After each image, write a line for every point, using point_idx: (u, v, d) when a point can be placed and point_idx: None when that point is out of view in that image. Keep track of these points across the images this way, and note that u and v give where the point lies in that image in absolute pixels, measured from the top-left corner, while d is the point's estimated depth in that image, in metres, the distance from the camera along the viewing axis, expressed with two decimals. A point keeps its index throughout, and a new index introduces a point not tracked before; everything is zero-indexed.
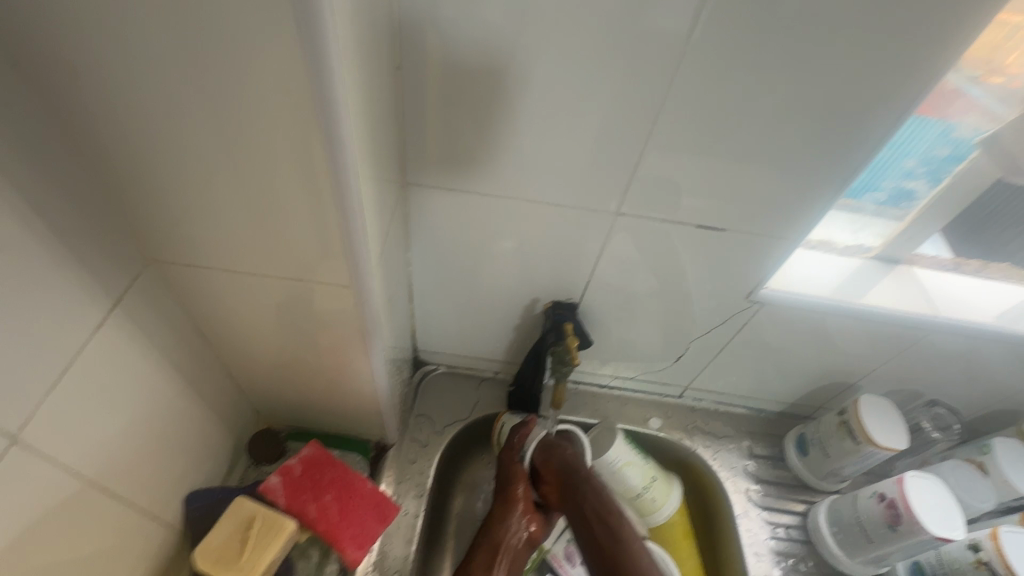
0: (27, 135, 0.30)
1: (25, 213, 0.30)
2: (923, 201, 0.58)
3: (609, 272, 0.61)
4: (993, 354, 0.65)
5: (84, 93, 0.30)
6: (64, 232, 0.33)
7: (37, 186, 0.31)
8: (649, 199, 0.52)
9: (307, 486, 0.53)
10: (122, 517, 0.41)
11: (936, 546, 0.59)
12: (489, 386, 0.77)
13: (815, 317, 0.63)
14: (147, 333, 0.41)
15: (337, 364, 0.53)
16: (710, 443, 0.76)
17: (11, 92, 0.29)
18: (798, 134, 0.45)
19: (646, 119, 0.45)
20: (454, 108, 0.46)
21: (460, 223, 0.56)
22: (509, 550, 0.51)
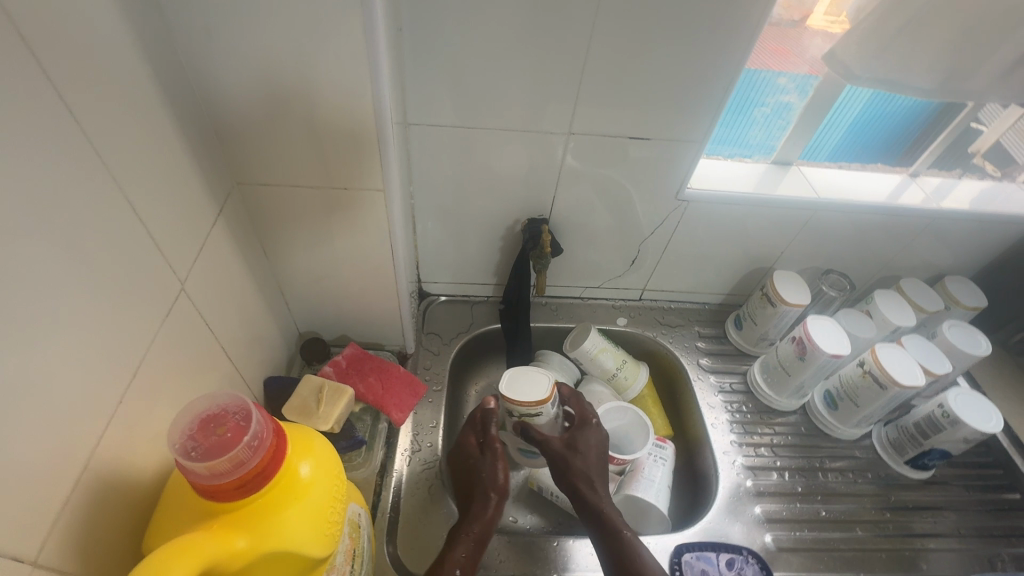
0: (170, 76, 0.43)
1: (176, 136, 0.43)
2: (799, 110, 0.77)
3: (571, 192, 0.76)
4: (868, 225, 0.85)
5: (203, 48, 0.43)
6: (194, 154, 0.46)
7: (178, 118, 0.44)
8: (598, 122, 0.66)
9: (353, 373, 0.68)
10: (232, 379, 0.55)
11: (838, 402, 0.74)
12: (482, 306, 0.94)
13: (735, 210, 0.81)
14: (235, 240, 0.55)
15: (368, 275, 0.68)
16: (667, 332, 0.94)
17: (163, 45, 0.42)
18: (703, 56, 0.60)
19: (593, 54, 0.59)
20: (443, 59, 0.60)
21: (451, 158, 0.71)
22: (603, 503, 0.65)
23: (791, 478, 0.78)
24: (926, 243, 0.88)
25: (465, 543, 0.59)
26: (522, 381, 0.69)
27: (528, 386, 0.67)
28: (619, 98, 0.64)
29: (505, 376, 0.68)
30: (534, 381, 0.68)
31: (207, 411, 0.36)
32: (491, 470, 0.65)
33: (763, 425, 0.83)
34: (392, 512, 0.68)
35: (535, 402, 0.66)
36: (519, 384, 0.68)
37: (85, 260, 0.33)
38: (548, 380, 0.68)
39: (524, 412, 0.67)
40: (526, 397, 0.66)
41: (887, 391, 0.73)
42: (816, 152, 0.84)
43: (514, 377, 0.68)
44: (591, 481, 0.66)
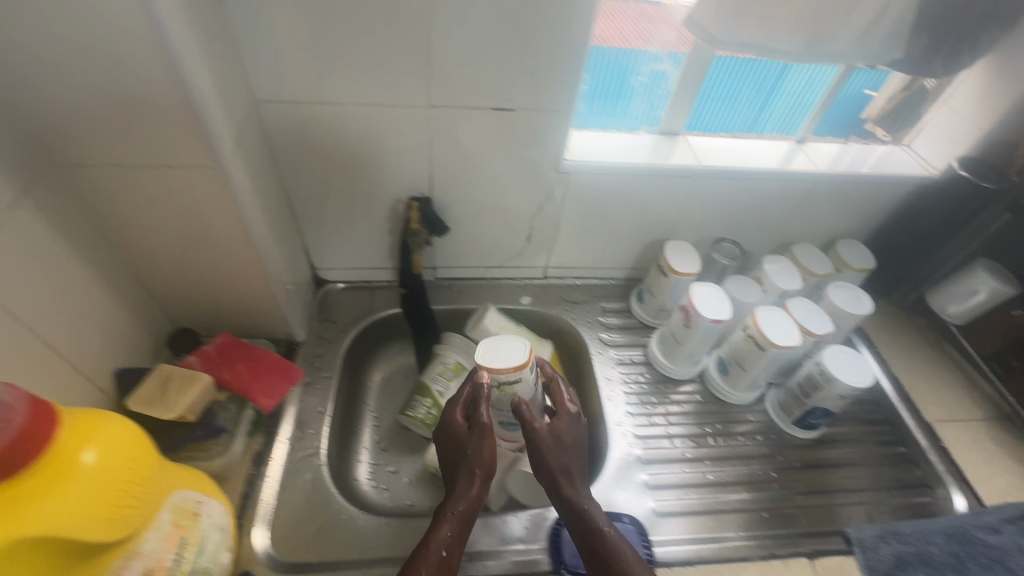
0: None
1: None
2: (676, 79, 0.77)
3: (448, 170, 0.75)
4: (756, 192, 0.86)
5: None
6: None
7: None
8: (456, 94, 0.65)
9: (220, 361, 0.66)
10: (60, 371, 0.53)
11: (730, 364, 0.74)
12: (383, 292, 0.92)
13: (620, 181, 0.80)
14: (54, 225, 0.52)
15: (231, 259, 0.65)
16: (571, 309, 0.94)
17: None
18: (548, 20, 0.59)
19: (436, 23, 0.58)
20: (280, 31, 0.57)
21: (314, 138, 0.68)
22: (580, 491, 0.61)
23: (682, 444, 0.79)
24: (817, 209, 0.90)
25: (449, 523, 0.58)
26: (498, 351, 0.67)
27: (504, 353, 0.66)
28: (471, 68, 0.62)
29: (481, 347, 0.67)
30: (509, 349, 0.67)
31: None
32: (477, 449, 0.62)
33: (659, 395, 0.84)
34: (267, 500, 0.66)
35: (513, 368, 0.64)
36: (496, 351, 0.66)
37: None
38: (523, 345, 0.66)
39: (506, 380, 0.65)
40: (502, 363, 0.64)
41: (766, 353, 0.74)
42: (702, 122, 0.85)
43: (487, 348, 0.67)
44: (569, 470, 0.62)
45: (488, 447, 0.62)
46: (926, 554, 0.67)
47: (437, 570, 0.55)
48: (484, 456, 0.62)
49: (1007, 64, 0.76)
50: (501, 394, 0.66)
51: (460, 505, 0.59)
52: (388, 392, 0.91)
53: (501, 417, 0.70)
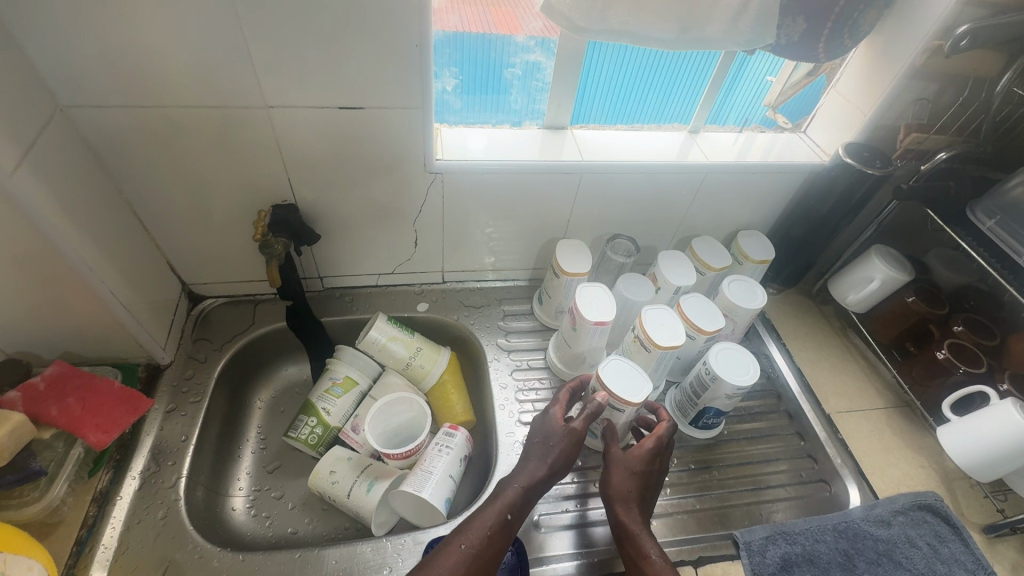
0: None
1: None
2: (549, 69, 0.73)
3: (307, 175, 0.70)
4: (648, 186, 0.82)
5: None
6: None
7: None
8: (291, 92, 0.60)
9: (48, 395, 0.60)
10: None
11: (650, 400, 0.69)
12: (267, 305, 0.87)
13: (500, 180, 0.76)
14: None
15: (49, 281, 0.59)
16: (470, 314, 0.90)
17: None
18: (372, 8, 0.54)
19: (247, 13, 0.52)
20: (67, 26, 0.51)
21: (143, 143, 0.62)
22: (633, 513, 0.62)
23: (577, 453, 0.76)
24: (714, 200, 0.87)
25: (511, 496, 0.60)
26: (621, 374, 0.69)
27: (624, 380, 0.67)
28: (299, 62, 0.57)
29: (608, 364, 0.69)
30: (630, 376, 0.68)
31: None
32: (563, 442, 0.64)
33: None
34: (108, 542, 0.60)
35: (624, 401, 0.66)
36: (625, 376, 0.68)
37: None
38: (647, 384, 0.67)
39: (609, 404, 0.68)
40: (620, 394, 0.66)
41: (653, 355, 0.70)
42: (587, 114, 0.81)
43: (612, 369, 0.68)
44: (629, 495, 0.63)
45: (568, 447, 0.64)
46: (814, 554, 0.65)
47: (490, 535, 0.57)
48: (559, 451, 0.64)
49: (884, 47, 0.74)
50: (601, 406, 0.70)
51: (523, 481, 0.62)
52: (277, 411, 0.86)
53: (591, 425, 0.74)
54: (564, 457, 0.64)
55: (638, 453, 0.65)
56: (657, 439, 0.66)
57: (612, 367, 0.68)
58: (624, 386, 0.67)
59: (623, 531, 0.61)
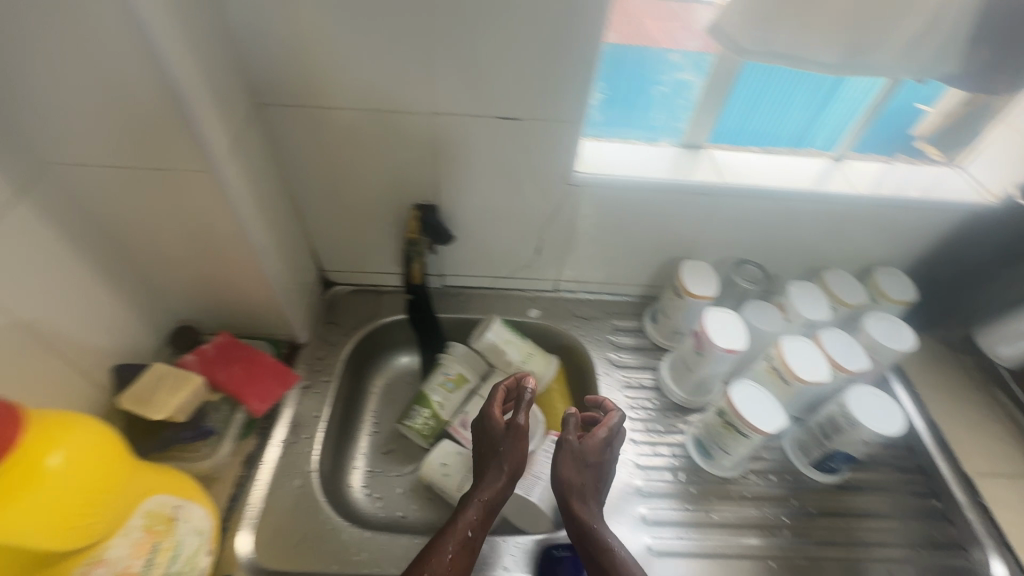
0: None
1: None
2: (699, 89, 0.73)
3: (453, 179, 0.73)
4: (785, 212, 0.79)
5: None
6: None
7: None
8: (458, 101, 0.63)
9: (217, 361, 0.66)
10: (50, 367, 0.53)
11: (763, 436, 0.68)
12: (390, 297, 0.91)
13: (635, 196, 0.76)
14: (52, 222, 0.53)
15: (229, 260, 0.65)
16: (581, 325, 0.91)
17: None
18: (551, 25, 0.56)
19: (439, 26, 0.56)
20: (282, 33, 0.56)
21: (317, 141, 0.67)
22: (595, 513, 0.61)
23: (690, 478, 0.74)
24: (853, 233, 0.83)
25: (474, 507, 0.61)
26: (753, 399, 0.67)
27: (755, 407, 0.66)
28: (472, 73, 0.60)
29: (742, 386, 0.67)
30: (763, 404, 0.66)
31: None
32: (512, 448, 0.66)
33: (667, 423, 0.79)
34: (254, 503, 0.66)
35: (753, 427, 0.65)
36: (759, 404, 0.66)
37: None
38: (782, 417, 0.65)
39: (737, 427, 0.67)
40: (751, 419, 0.65)
41: (792, 388, 0.69)
42: (727, 136, 0.79)
43: (748, 393, 0.67)
44: (581, 494, 0.62)
45: (522, 447, 0.66)
46: None
47: (461, 548, 0.59)
48: (511, 456, 0.65)
49: None
50: (726, 432, 0.69)
51: (487, 494, 0.63)
52: (389, 399, 0.90)
53: (703, 439, 0.74)
54: (506, 462, 0.65)
55: (591, 445, 0.64)
56: (609, 431, 0.66)
57: (749, 392, 0.67)
58: (756, 411, 0.65)
59: (581, 536, 0.59)
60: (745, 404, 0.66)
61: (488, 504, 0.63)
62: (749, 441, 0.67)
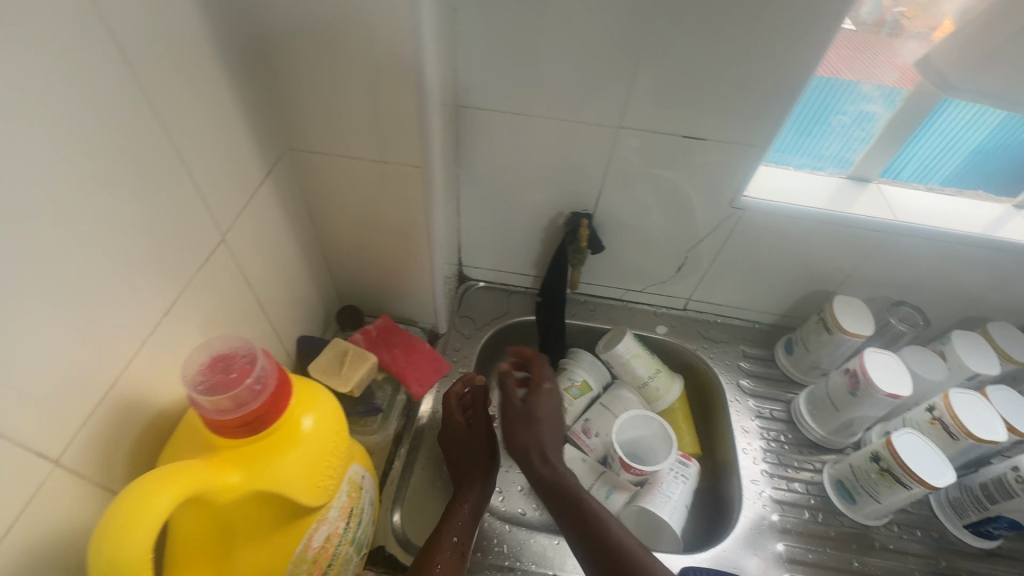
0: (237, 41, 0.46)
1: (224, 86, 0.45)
2: (883, 121, 0.70)
3: (617, 190, 0.74)
4: (957, 257, 0.75)
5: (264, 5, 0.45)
6: (243, 106, 0.48)
7: (230, 72, 0.45)
8: (647, 115, 0.64)
9: (381, 343, 0.70)
10: (264, 330, 0.59)
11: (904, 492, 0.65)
12: (520, 297, 0.93)
13: (797, 224, 0.75)
14: (282, 200, 0.58)
15: (406, 249, 0.69)
16: (709, 347, 0.90)
17: (240, 24, 0.46)
18: (764, 50, 0.56)
19: (654, 43, 0.57)
20: (501, 41, 0.60)
21: (497, 143, 0.71)
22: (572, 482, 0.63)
23: (827, 520, 0.71)
24: None
25: (460, 513, 0.61)
26: (919, 451, 0.64)
27: (922, 459, 0.63)
28: (670, 91, 0.61)
29: (908, 435, 0.65)
30: (930, 457, 0.63)
31: (223, 347, 0.39)
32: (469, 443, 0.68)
33: (802, 459, 0.77)
34: (401, 481, 0.69)
35: (919, 479, 0.62)
36: (925, 457, 0.63)
37: (127, 186, 0.36)
38: (952, 474, 0.62)
39: (898, 477, 0.64)
40: (917, 470, 0.62)
41: (959, 443, 0.66)
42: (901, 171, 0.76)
43: (914, 443, 0.64)
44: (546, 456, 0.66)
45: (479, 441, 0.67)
46: None
47: (452, 555, 0.57)
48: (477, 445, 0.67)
49: None
50: (880, 479, 0.67)
51: (470, 497, 0.63)
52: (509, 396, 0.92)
53: (847, 481, 0.71)
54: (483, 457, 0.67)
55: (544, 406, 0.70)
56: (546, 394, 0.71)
57: (915, 442, 0.64)
58: (923, 465, 0.63)
59: (569, 507, 0.61)
60: (910, 454, 0.63)
61: (472, 505, 0.63)
62: (905, 493, 0.65)
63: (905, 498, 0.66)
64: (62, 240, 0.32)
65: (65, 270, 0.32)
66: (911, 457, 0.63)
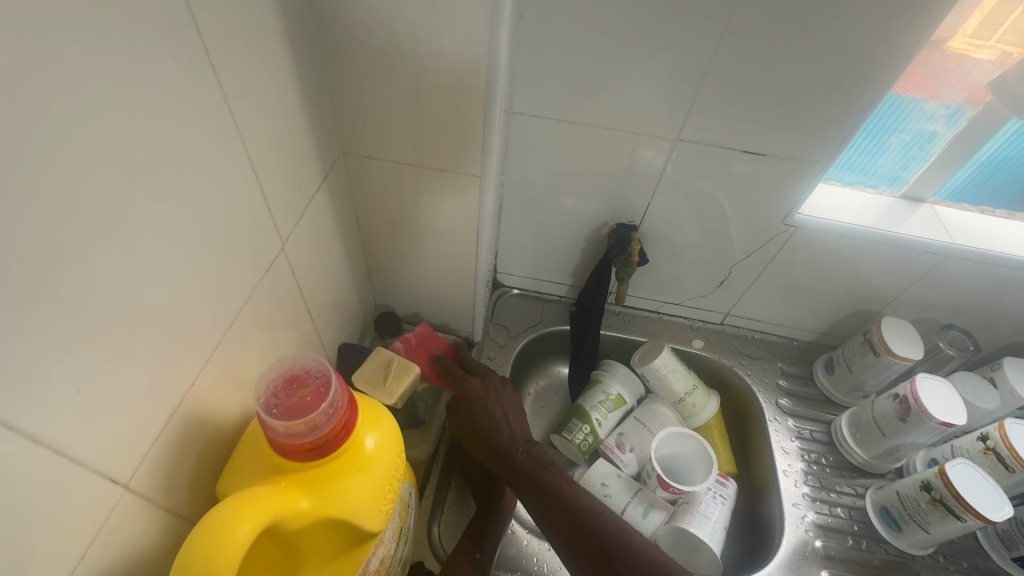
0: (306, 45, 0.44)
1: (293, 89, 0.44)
2: (944, 141, 0.68)
3: (666, 203, 0.72)
4: (1012, 283, 0.73)
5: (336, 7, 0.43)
6: (305, 109, 0.47)
7: (298, 75, 0.44)
8: (706, 129, 0.62)
9: (421, 352, 0.68)
10: (311, 339, 0.57)
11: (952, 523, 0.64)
12: (554, 305, 0.92)
13: (848, 243, 0.73)
14: (334, 206, 0.57)
15: (451, 257, 0.68)
16: (746, 364, 0.88)
17: (309, 26, 0.44)
18: (836, 67, 0.55)
19: (724, 56, 0.55)
20: (565, 49, 0.58)
21: (547, 151, 0.69)
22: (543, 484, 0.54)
23: (871, 548, 0.70)
24: None
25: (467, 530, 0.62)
26: (974, 483, 0.63)
27: (978, 492, 0.61)
28: (733, 105, 0.60)
29: (964, 466, 0.63)
30: (986, 490, 0.62)
31: (296, 370, 0.38)
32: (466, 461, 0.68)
33: (844, 483, 0.75)
34: (439, 494, 0.67)
35: (974, 512, 0.60)
36: (981, 490, 0.62)
37: (202, 197, 0.35)
38: (1009, 511, 0.60)
39: (951, 508, 0.62)
40: (972, 503, 0.61)
41: (1015, 475, 0.64)
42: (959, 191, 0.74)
43: (970, 475, 0.63)
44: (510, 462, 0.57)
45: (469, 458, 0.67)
46: None
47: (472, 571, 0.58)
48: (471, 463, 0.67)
49: None
50: (931, 509, 0.65)
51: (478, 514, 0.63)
52: (540, 406, 0.91)
53: (893, 508, 0.70)
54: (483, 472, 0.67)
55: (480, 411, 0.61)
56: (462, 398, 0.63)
57: (971, 474, 0.63)
58: (979, 498, 0.61)
59: (542, 508, 0.53)
60: (966, 485, 0.62)
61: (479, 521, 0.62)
62: (956, 525, 0.63)
63: (955, 530, 0.64)
64: (146, 253, 0.31)
65: (147, 283, 0.31)
66: (967, 488, 0.62)
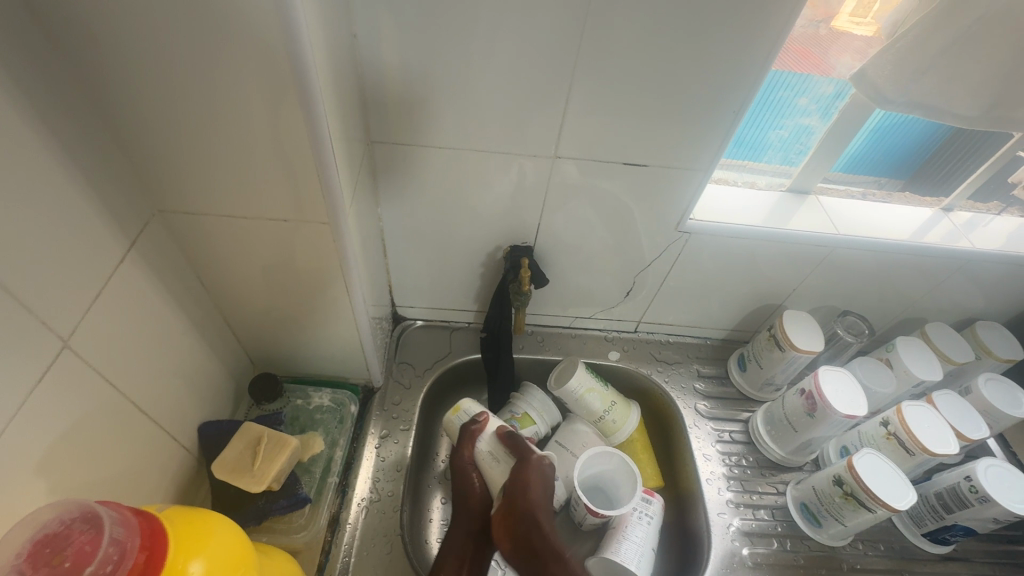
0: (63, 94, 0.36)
1: (47, 147, 0.35)
2: (820, 134, 0.69)
3: (555, 219, 0.69)
4: (896, 266, 0.75)
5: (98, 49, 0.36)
6: (80, 168, 0.39)
7: (55, 128, 0.36)
8: (580, 143, 0.59)
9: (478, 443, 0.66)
10: (149, 429, 0.48)
11: (862, 513, 0.64)
12: (462, 334, 0.86)
13: (743, 244, 0.72)
14: (157, 272, 0.48)
15: (322, 308, 0.60)
16: (663, 370, 0.86)
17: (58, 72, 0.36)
18: (694, 75, 0.53)
19: (583, 67, 0.52)
20: (416, 69, 0.53)
21: (420, 179, 0.63)
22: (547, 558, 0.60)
23: (793, 546, 0.70)
24: (960, 286, 0.79)
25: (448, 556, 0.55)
26: (885, 476, 0.62)
27: (885, 482, 0.61)
28: (601, 118, 0.57)
29: (869, 456, 0.63)
30: (890, 479, 0.62)
31: (49, 529, 0.30)
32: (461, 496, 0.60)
33: (765, 483, 0.75)
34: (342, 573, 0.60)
35: (884, 504, 0.60)
36: (889, 480, 0.62)
37: None
38: (913, 497, 0.60)
39: (862, 501, 0.63)
40: (882, 495, 0.61)
41: (915, 458, 0.66)
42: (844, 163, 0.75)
43: (878, 465, 0.63)
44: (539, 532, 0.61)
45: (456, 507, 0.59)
46: None
47: None
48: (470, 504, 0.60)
49: None
50: (845, 503, 0.65)
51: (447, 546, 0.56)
52: None
53: (811, 504, 0.69)
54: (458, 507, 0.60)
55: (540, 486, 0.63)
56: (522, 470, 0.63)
57: (877, 463, 0.63)
58: (886, 488, 0.61)
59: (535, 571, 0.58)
60: (877, 478, 0.62)
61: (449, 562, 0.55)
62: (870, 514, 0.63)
63: (866, 519, 0.64)
64: None
65: None
66: (879, 482, 0.61)
